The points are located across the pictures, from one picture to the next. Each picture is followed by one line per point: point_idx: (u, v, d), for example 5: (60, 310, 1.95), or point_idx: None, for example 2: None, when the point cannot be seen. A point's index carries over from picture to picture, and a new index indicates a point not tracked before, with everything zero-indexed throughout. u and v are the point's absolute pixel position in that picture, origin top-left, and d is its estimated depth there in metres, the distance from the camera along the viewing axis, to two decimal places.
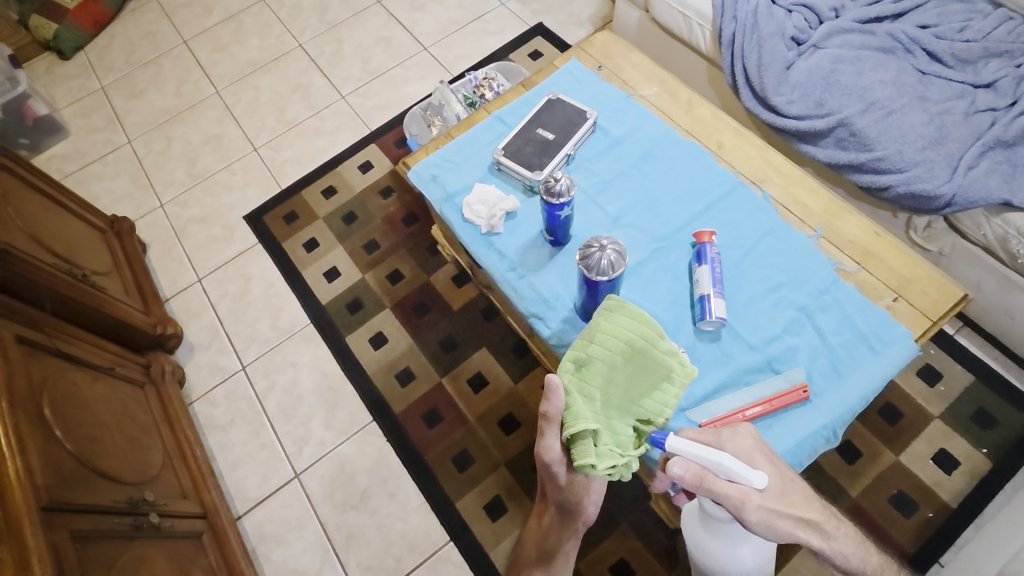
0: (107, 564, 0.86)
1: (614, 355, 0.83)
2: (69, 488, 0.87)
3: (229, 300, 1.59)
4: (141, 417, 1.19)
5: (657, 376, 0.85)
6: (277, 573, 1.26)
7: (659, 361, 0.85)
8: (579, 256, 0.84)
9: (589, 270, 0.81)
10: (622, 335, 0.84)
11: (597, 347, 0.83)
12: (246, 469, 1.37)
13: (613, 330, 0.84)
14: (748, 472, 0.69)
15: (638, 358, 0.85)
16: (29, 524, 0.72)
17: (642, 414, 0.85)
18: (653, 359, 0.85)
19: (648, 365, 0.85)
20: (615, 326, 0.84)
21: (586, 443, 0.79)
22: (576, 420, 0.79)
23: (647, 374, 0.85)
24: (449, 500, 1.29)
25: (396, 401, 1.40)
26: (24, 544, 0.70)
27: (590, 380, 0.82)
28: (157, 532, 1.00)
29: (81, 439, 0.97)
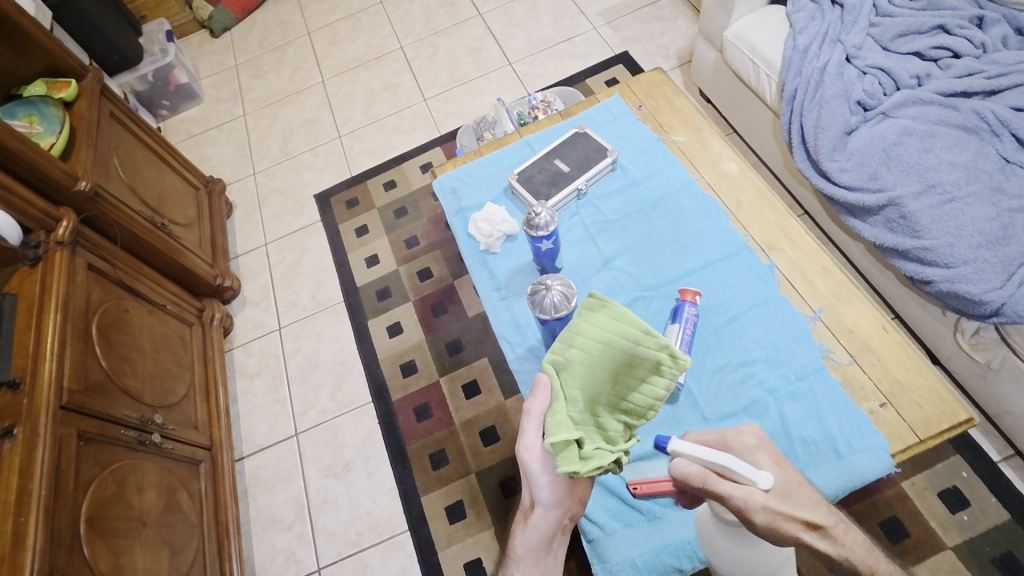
0: (103, 464, 1.03)
1: (597, 360, 0.73)
2: (91, 395, 1.07)
3: (284, 266, 1.78)
4: (179, 351, 1.39)
5: (640, 369, 0.73)
6: (258, 515, 1.40)
7: (642, 354, 0.72)
8: (531, 293, 0.91)
9: (535, 307, 0.88)
10: (602, 339, 0.73)
11: (577, 352, 0.75)
12: (258, 418, 1.54)
13: (595, 333, 0.74)
14: (750, 471, 0.61)
15: (621, 359, 0.73)
16: (44, 416, 0.93)
17: (632, 410, 0.75)
18: (636, 355, 0.72)
19: (632, 363, 0.73)
20: (596, 327, 0.75)
21: (571, 449, 0.71)
22: (557, 428, 0.71)
23: (630, 369, 0.73)
24: (416, 493, 1.35)
25: (396, 388, 1.49)
26: (36, 429, 0.91)
27: (573, 382, 0.74)
28: (157, 450, 1.18)
29: (117, 358, 1.18)
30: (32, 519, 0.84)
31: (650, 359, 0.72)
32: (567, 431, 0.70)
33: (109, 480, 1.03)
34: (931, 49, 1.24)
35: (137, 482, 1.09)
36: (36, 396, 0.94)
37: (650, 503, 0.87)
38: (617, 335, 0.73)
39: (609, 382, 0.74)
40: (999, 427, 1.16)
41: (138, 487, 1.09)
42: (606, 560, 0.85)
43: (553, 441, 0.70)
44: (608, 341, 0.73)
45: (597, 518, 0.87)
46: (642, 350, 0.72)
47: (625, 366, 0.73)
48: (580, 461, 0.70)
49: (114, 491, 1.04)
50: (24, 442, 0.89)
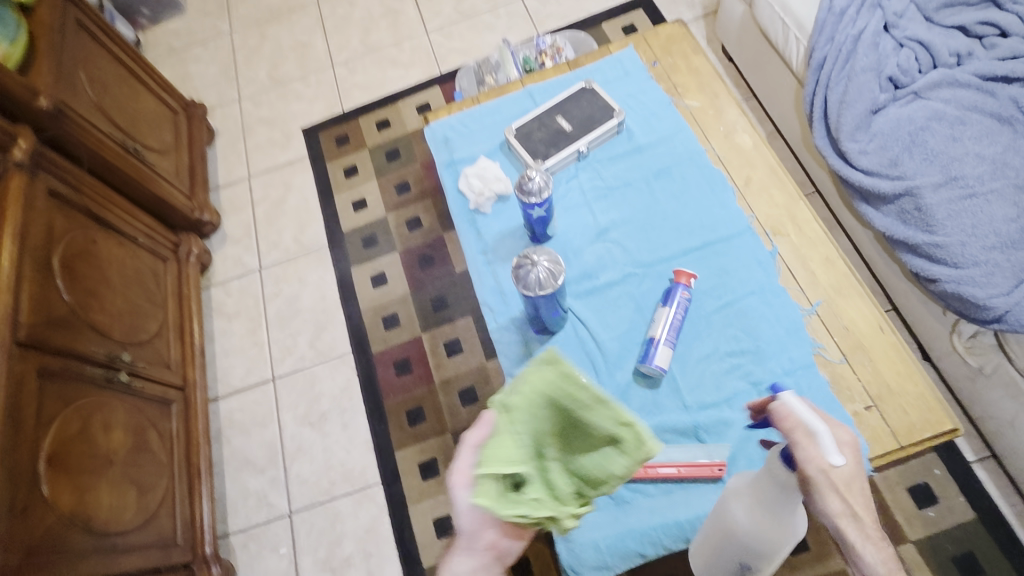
0: (67, 401, 1.00)
1: (544, 413, 0.55)
2: (55, 329, 1.03)
3: (268, 204, 1.70)
4: (151, 287, 1.34)
5: (596, 437, 0.54)
6: (232, 457, 1.40)
7: (603, 421, 0.53)
8: (515, 266, 0.86)
9: (519, 283, 0.84)
10: (547, 387, 0.55)
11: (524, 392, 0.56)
12: (235, 359, 1.51)
13: (553, 381, 0.55)
14: (829, 449, 0.56)
15: (573, 419, 0.55)
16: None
17: (588, 477, 0.56)
18: (592, 422, 0.54)
19: (588, 426, 0.54)
20: (553, 375, 0.56)
21: (497, 482, 0.55)
22: (496, 459, 0.55)
23: (585, 433, 0.55)
24: (391, 447, 1.35)
25: (376, 341, 1.46)
26: None
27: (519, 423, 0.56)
28: (125, 389, 1.15)
29: (82, 292, 1.13)
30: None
31: (608, 431, 0.53)
32: (501, 467, 0.54)
33: (73, 417, 1.01)
34: (978, 24, 1.13)
35: (103, 420, 1.07)
36: None
37: (620, 488, 0.85)
38: (578, 392, 0.54)
39: (563, 438, 0.56)
40: (979, 429, 1.15)
41: (105, 426, 1.07)
42: (571, 540, 0.83)
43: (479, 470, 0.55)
44: (557, 397, 0.55)
45: None
46: (595, 418, 0.53)
47: (581, 427, 0.55)
48: (502, 503, 0.55)
49: (79, 429, 1.01)
50: None
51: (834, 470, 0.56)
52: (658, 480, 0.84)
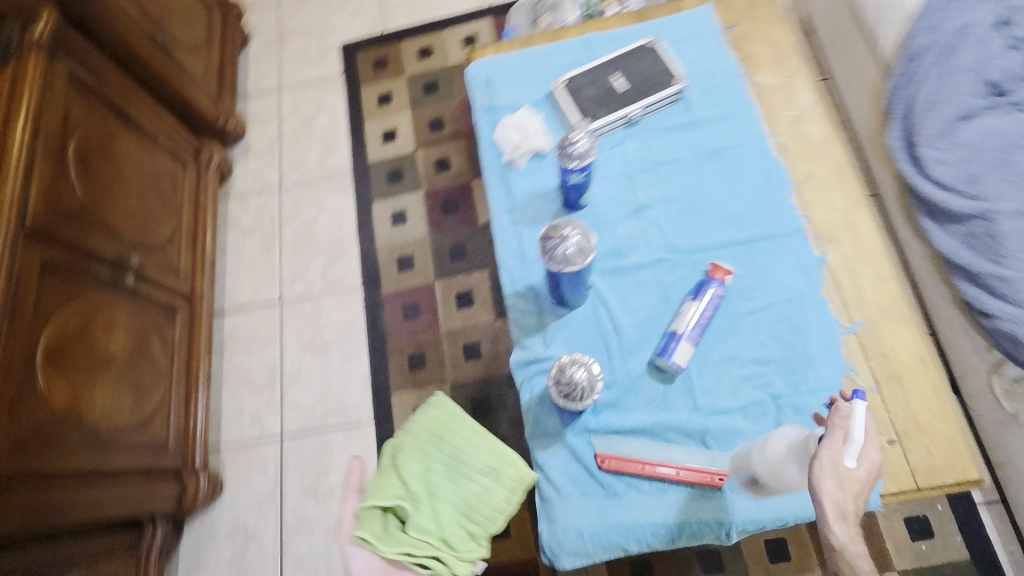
0: (70, 296, 0.99)
1: (422, 461, 0.93)
2: (64, 221, 1.00)
3: (295, 120, 1.63)
4: (168, 191, 1.31)
5: (468, 470, 0.92)
6: (231, 372, 1.41)
7: (478, 472, 0.91)
8: (542, 240, 0.82)
9: (547, 258, 0.80)
10: (434, 428, 0.95)
11: (405, 458, 0.94)
12: (244, 276, 1.50)
13: (442, 440, 0.94)
14: (855, 456, 0.69)
15: (451, 458, 0.93)
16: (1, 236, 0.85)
17: (475, 516, 0.90)
18: (470, 462, 0.92)
19: (466, 464, 0.92)
20: (436, 422, 0.95)
21: (383, 518, 0.94)
22: (379, 492, 0.93)
23: (460, 467, 0.92)
24: (388, 390, 1.34)
25: (388, 280, 1.43)
26: None
27: (408, 466, 0.93)
28: (131, 293, 1.14)
29: (97, 187, 1.10)
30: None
31: (486, 463, 0.91)
32: (383, 498, 0.92)
33: (76, 313, 1.00)
34: None
35: (106, 320, 1.07)
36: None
37: (613, 479, 0.82)
38: (466, 447, 0.93)
39: (446, 482, 0.92)
40: (995, 474, 1.10)
41: (107, 327, 1.07)
42: (554, 521, 0.81)
43: (365, 506, 0.93)
44: (439, 433, 0.95)
45: (554, 479, 0.83)
46: (467, 462, 0.92)
47: (468, 452, 0.92)
48: (385, 543, 0.92)
49: (80, 326, 1.00)
50: None
51: (842, 467, 0.68)
52: (654, 478, 0.81)
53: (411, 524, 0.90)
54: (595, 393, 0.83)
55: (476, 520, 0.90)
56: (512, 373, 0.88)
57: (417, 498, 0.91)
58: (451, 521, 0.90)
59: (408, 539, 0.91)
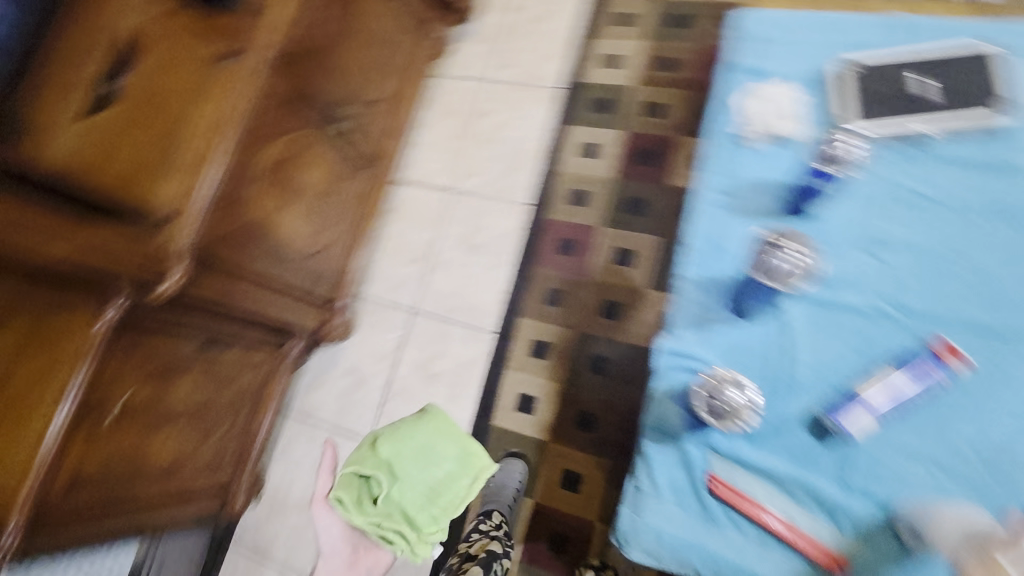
0: (290, 127, 1.13)
1: (407, 443, 1.27)
2: (308, 60, 1.12)
3: (526, 15, 1.60)
4: (393, 56, 1.41)
5: (436, 466, 1.26)
6: (393, 236, 1.56)
7: (445, 459, 1.27)
8: (751, 257, 0.83)
9: (763, 273, 0.80)
10: (415, 424, 1.30)
11: (384, 447, 1.27)
12: (430, 156, 1.59)
13: (403, 439, 1.28)
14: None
15: (422, 452, 1.27)
16: (261, 57, 0.99)
17: (440, 496, 1.25)
18: (444, 451, 1.27)
19: (443, 449, 1.28)
20: (417, 429, 1.29)
21: (348, 495, 1.29)
22: (360, 461, 1.28)
23: (427, 461, 1.26)
24: (519, 311, 1.41)
25: (556, 210, 1.45)
26: (246, 64, 0.98)
27: (385, 452, 1.26)
28: (335, 139, 1.28)
29: (343, 38, 1.21)
30: (223, 141, 0.95)
31: (452, 457, 1.27)
32: (368, 467, 1.26)
33: (286, 144, 1.13)
34: None
35: (309, 156, 1.21)
36: (259, 34, 0.99)
37: (717, 506, 0.76)
38: (438, 441, 1.28)
39: (415, 469, 1.25)
40: None
41: (308, 163, 1.22)
42: (639, 516, 0.78)
43: (347, 473, 1.29)
44: (420, 429, 1.29)
45: (656, 477, 0.79)
46: (444, 449, 1.28)
47: (442, 445, 1.28)
48: (358, 510, 1.29)
49: (291, 155, 1.15)
50: (237, 72, 0.97)
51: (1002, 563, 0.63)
52: (762, 526, 0.74)
53: (392, 489, 1.24)
54: (743, 419, 0.77)
55: (437, 503, 1.25)
56: (655, 359, 0.82)
57: (393, 476, 1.25)
58: (416, 499, 1.24)
59: (377, 512, 1.26)
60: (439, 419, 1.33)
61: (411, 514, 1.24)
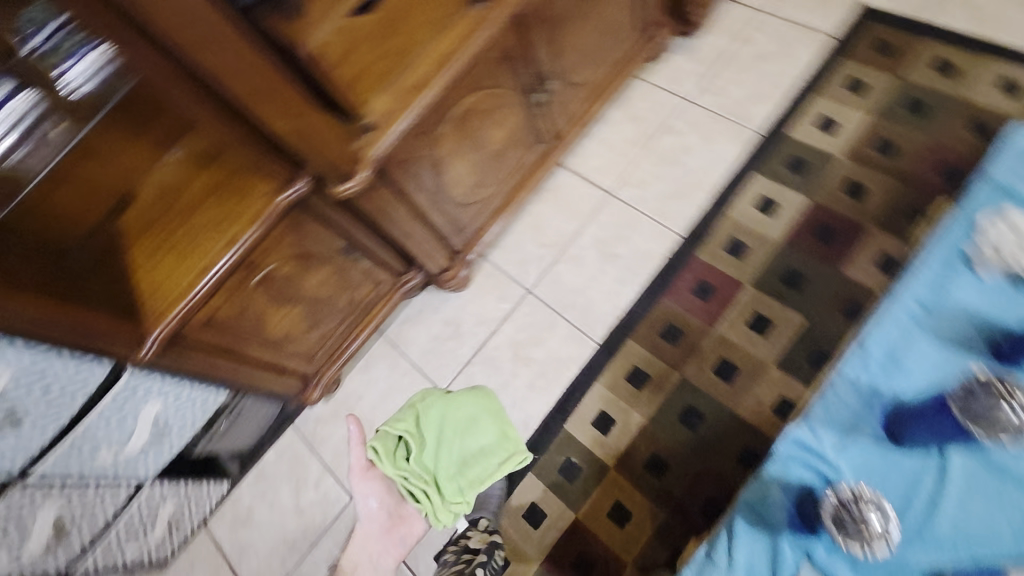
0: (498, 84, 1.17)
1: (458, 410, 1.25)
2: (538, 28, 1.16)
3: (752, 51, 1.55)
4: (611, 48, 1.41)
5: (479, 438, 1.24)
6: (536, 215, 1.58)
7: (485, 434, 1.25)
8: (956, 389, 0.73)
9: (964, 408, 0.71)
10: (469, 397, 1.27)
11: (434, 408, 1.23)
12: (601, 152, 1.58)
13: (454, 405, 1.25)
14: None
15: (467, 425, 1.24)
16: (499, 11, 1.04)
17: (472, 472, 1.22)
18: (488, 431, 1.25)
19: (485, 428, 1.25)
20: (468, 400, 1.26)
21: (392, 442, 1.20)
22: (395, 424, 1.20)
23: (472, 432, 1.24)
24: (630, 333, 1.39)
25: (706, 250, 1.40)
26: (484, 15, 1.04)
27: (428, 415, 1.22)
28: (529, 107, 1.30)
29: (576, 17, 1.23)
30: (441, 74, 1.02)
31: (493, 438, 1.25)
32: (406, 426, 1.20)
33: (488, 98, 1.18)
34: None
35: (501, 115, 1.25)
36: None
37: None
38: (484, 416, 1.26)
39: (455, 439, 1.22)
40: None
41: (498, 122, 1.25)
42: None
43: (384, 429, 1.20)
44: (473, 400, 1.26)
45: (733, 556, 0.73)
46: (488, 428, 1.25)
47: (486, 423, 1.26)
48: (393, 464, 1.17)
49: (488, 108, 1.19)
50: (475, 19, 1.03)
51: None
52: None
53: (427, 448, 1.19)
54: (870, 547, 0.69)
55: (466, 475, 1.21)
56: (777, 446, 0.76)
57: (423, 439, 1.20)
58: (447, 468, 1.20)
59: (409, 469, 1.18)
60: (489, 398, 1.29)
61: (442, 483, 1.19)
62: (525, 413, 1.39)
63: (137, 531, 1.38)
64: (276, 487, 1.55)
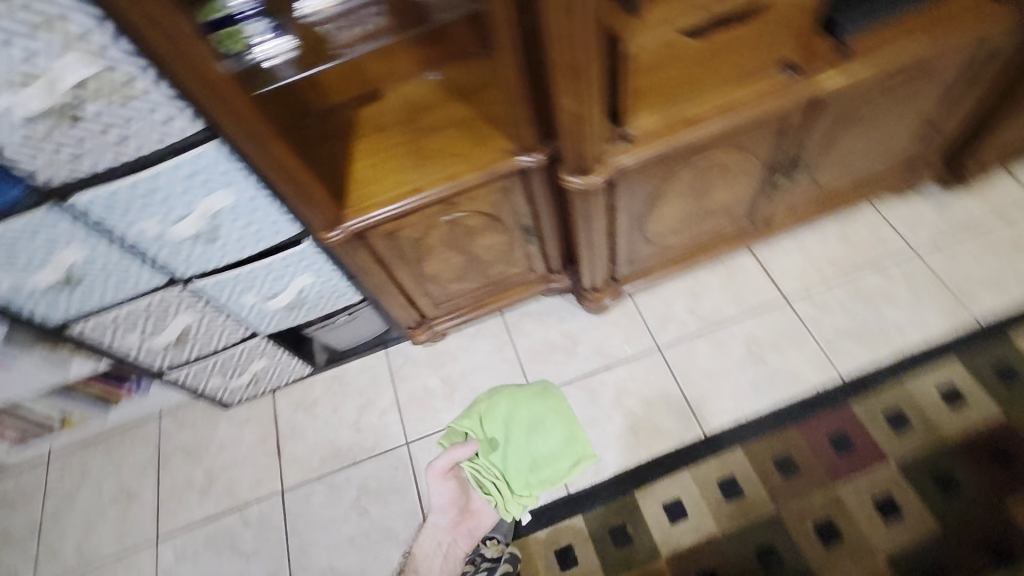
0: (755, 152, 1.13)
1: (525, 408, 1.39)
2: (824, 121, 1.11)
3: (1007, 238, 1.43)
4: (868, 167, 1.33)
5: (546, 437, 1.36)
6: (700, 281, 1.53)
7: (552, 436, 1.36)
8: None
9: None
10: (537, 396, 1.41)
11: (501, 404, 1.40)
12: (795, 257, 1.51)
13: (522, 406, 1.40)
14: None
15: (532, 423, 1.38)
16: (805, 88, 0.99)
17: (543, 470, 1.34)
18: (553, 434, 1.37)
19: (552, 429, 1.38)
20: (532, 401, 1.40)
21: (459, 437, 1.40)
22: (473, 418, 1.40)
23: (541, 431, 1.37)
24: (743, 441, 1.31)
25: (865, 406, 1.31)
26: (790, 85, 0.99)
27: (498, 411, 1.40)
28: (764, 186, 1.25)
29: (861, 126, 1.17)
30: (718, 121, 0.99)
31: (559, 443, 1.36)
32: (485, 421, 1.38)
33: (739, 160, 1.14)
34: None
35: (738, 181, 1.21)
36: (823, 72, 0.99)
37: None
38: (550, 417, 1.39)
39: (524, 437, 1.37)
40: None
41: (730, 186, 1.21)
42: None
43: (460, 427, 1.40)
44: (541, 402, 1.41)
45: None
46: (556, 430, 1.37)
47: (553, 425, 1.38)
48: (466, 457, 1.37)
49: (733, 170, 1.16)
50: (778, 86, 0.99)
51: None
52: None
53: (495, 447, 1.36)
54: None
55: (537, 473, 1.34)
56: None
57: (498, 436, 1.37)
58: (517, 467, 1.34)
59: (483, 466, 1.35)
60: (558, 400, 1.42)
61: (511, 478, 1.33)
62: (603, 459, 1.36)
63: (227, 370, 1.48)
64: (345, 395, 1.61)
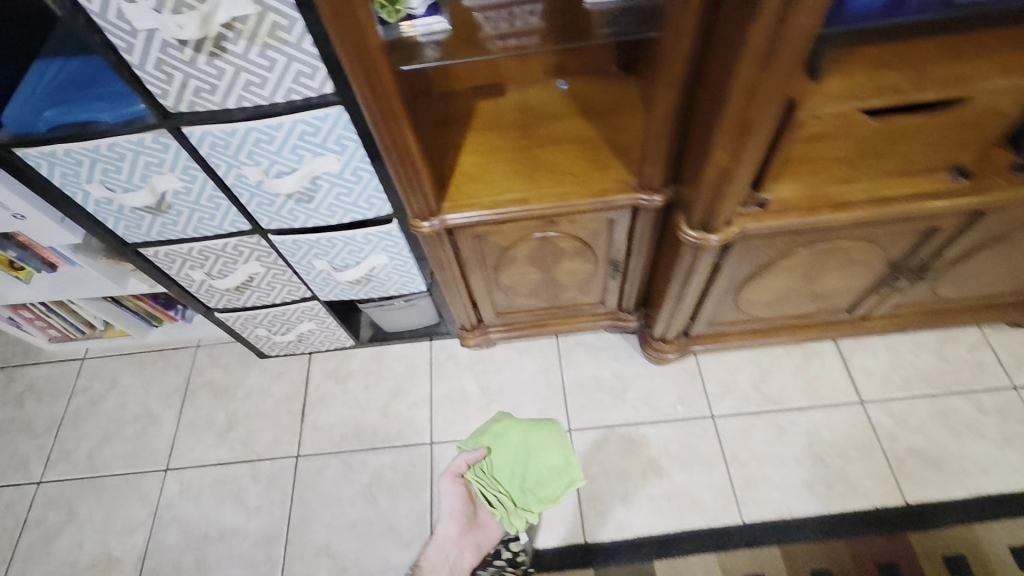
0: (884, 250, 1.05)
1: (519, 433, 1.12)
2: (969, 235, 1.02)
3: None
4: (989, 289, 1.23)
5: (544, 459, 1.10)
6: (772, 358, 1.44)
7: (552, 458, 1.10)
8: None
9: None
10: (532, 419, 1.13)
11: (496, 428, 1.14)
12: (880, 359, 1.41)
13: (516, 431, 1.13)
14: None
15: (529, 447, 1.12)
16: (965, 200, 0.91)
17: (544, 492, 1.10)
18: (553, 456, 1.10)
19: (549, 450, 1.11)
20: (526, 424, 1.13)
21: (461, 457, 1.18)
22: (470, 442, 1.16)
23: (537, 453, 1.11)
24: (784, 540, 1.23)
25: (924, 539, 1.21)
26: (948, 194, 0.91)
27: (491, 436, 1.14)
28: (877, 284, 1.17)
29: (1002, 249, 1.08)
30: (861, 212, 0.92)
31: (560, 465, 1.10)
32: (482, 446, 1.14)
33: (863, 253, 1.06)
34: None
35: (852, 272, 1.13)
36: (990, 188, 0.91)
37: None
38: (547, 440, 1.11)
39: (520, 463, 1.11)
40: None
41: (842, 275, 1.13)
42: None
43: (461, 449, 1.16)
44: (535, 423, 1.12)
45: None
46: (553, 454, 1.10)
47: (551, 447, 1.11)
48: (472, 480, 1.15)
49: (852, 261, 1.08)
50: (935, 190, 0.92)
51: None
52: None
53: (496, 472, 1.12)
54: None
55: (540, 492, 1.11)
56: None
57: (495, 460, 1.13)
58: (519, 489, 1.11)
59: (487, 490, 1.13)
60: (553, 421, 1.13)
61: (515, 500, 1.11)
62: (628, 517, 1.29)
63: (275, 324, 1.45)
64: (381, 376, 1.58)
